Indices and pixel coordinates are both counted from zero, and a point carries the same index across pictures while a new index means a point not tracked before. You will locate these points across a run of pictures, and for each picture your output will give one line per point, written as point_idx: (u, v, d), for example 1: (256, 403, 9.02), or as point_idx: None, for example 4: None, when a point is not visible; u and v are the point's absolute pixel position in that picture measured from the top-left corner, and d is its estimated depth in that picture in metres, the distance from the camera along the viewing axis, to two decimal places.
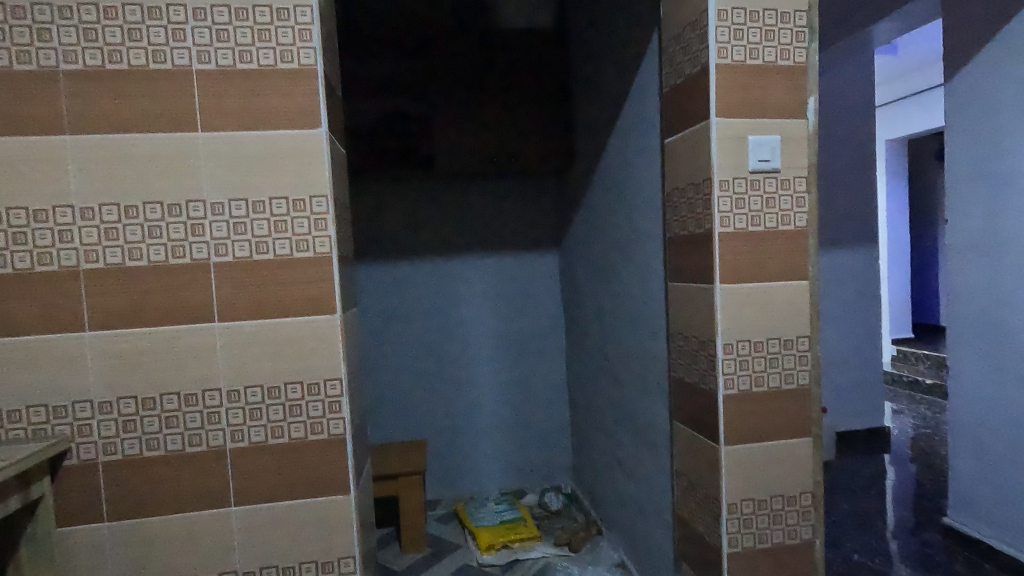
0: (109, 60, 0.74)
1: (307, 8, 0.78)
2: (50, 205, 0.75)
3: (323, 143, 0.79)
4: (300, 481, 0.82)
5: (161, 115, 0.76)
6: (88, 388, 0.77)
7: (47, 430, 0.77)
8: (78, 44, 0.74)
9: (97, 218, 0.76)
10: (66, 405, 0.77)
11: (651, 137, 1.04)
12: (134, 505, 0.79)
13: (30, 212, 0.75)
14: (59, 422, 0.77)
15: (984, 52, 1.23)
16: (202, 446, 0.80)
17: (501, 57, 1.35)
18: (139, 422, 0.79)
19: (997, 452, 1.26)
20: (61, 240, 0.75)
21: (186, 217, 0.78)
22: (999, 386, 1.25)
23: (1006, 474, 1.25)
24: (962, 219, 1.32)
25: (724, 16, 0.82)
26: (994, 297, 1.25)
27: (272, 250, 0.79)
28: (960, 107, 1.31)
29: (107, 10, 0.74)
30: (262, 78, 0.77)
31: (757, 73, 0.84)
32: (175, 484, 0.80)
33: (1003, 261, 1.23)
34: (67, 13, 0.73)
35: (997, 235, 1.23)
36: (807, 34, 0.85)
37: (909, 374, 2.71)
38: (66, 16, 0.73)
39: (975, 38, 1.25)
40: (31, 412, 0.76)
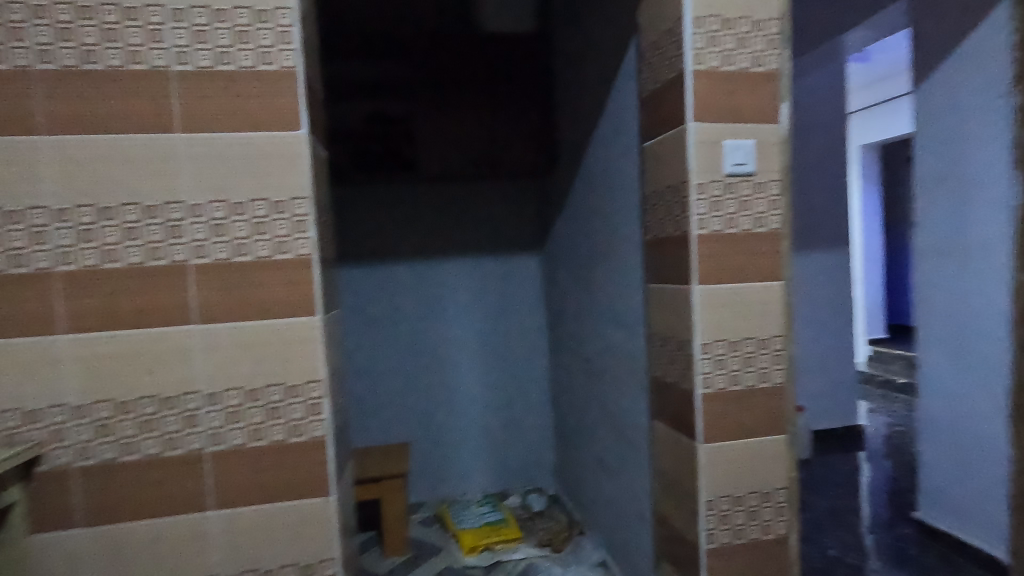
0: (85, 61, 0.74)
1: (287, 10, 0.78)
2: (23, 206, 0.74)
3: (304, 145, 0.79)
4: (280, 484, 0.82)
5: (138, 116, 0.75)
6: (63, 392, 0.76)
7: (21, 434, 0.76)
8: (53, 44, 0.73)
9: (72, 220, 0.75)
10: (40, 409, 0.76)
11: (630, 140, 1.05)
12: (109, 511, 0.78)
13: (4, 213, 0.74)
14: (32, 427, 0.76)
15: (951, 59, 1.27)
16: (180, 450, 0.79)
17: (482, 61, 1.36)
18: (115, 425, 0.78)
19: (967, 448, 1.30)
20: (35, 242, 0.74)
21: (165, 219, 0.77)
22: (966, 383, 1.29)
23: (975, 469, 1.28)
24: (930, 221, 1.36)
25: (700, 23, 0.84)
26: (962, 296, 1.29)
27: (251, 252, 0.79)
28: (929, 112, 1.34)
29: (82, 10, 0.73)
30: (242, 80, 0.77)
31: (732, 79, 0.86)
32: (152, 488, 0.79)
33: (970, 261, 1.26)
34: (41, 13, 0.73)
35: (964, 236, 1.27)
36: (780, 41, 0.88)
37: (883, 373, 2.77)
38: (41, 15, 0.73)
39: (942, 45, 1.29)
40: (4, 416, 0.75)
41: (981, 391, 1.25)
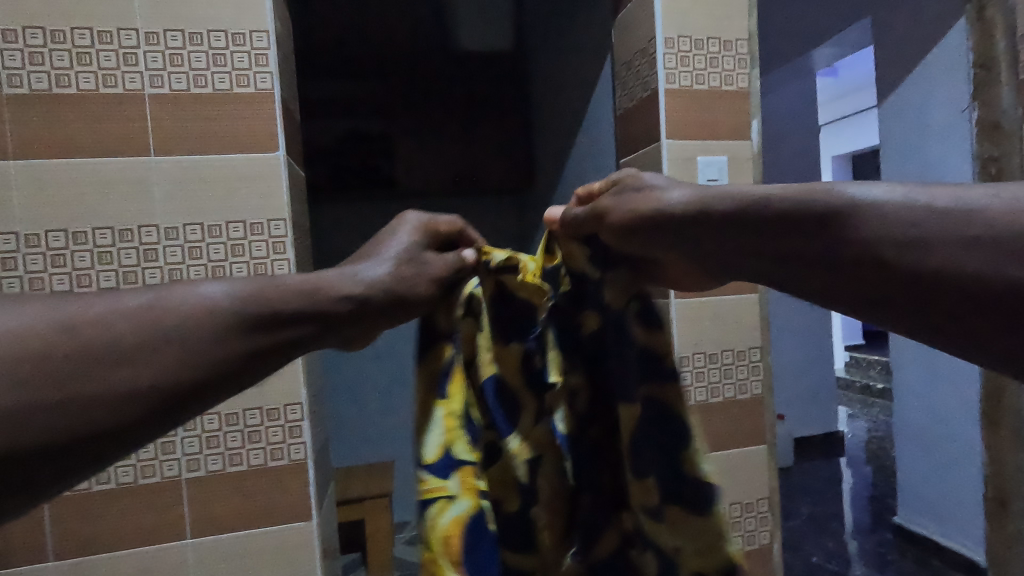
0: (56, 84, 0.73)
1: (263, 34, 0.78)
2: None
3: (282, 167, 0.79)
4: (258, 509, 0.81)
5: (111, 140, 0.75)
6: None
7: None
8: (23, 68, 0.72)
9: (42, 244, 0.74)
10: None
11: (607, 157, 1.07)
12: (80, 542, 0.76)
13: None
14: None
15: (914, 76, 1.32)
16: (156, 477, 0.78)
17: (459, 80, 1.37)
18: None
19: (941, 456, 1.32)
20: (4, 268, 0.73)
21: (138, 242, 0.76)
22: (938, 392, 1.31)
23: (949, 475, 1.30)
24: None
25: (671, 44, 0.86)
26: None
27: (228, 274, 0.79)
28: (897, 126, 1.39)
29: (53, 34, 0.73)
30: (218, 103, 0.77)
31: (704, 97, 0.88)
32: (126, 516, 0.77)
33: None
34: (11, 36, 0.72)
35: None
36: (748, 61, 0.91)
37: (860, 379, 2.82)
38: (11, 39, 0.72)
39: (904, 63, 1.34)
40: None
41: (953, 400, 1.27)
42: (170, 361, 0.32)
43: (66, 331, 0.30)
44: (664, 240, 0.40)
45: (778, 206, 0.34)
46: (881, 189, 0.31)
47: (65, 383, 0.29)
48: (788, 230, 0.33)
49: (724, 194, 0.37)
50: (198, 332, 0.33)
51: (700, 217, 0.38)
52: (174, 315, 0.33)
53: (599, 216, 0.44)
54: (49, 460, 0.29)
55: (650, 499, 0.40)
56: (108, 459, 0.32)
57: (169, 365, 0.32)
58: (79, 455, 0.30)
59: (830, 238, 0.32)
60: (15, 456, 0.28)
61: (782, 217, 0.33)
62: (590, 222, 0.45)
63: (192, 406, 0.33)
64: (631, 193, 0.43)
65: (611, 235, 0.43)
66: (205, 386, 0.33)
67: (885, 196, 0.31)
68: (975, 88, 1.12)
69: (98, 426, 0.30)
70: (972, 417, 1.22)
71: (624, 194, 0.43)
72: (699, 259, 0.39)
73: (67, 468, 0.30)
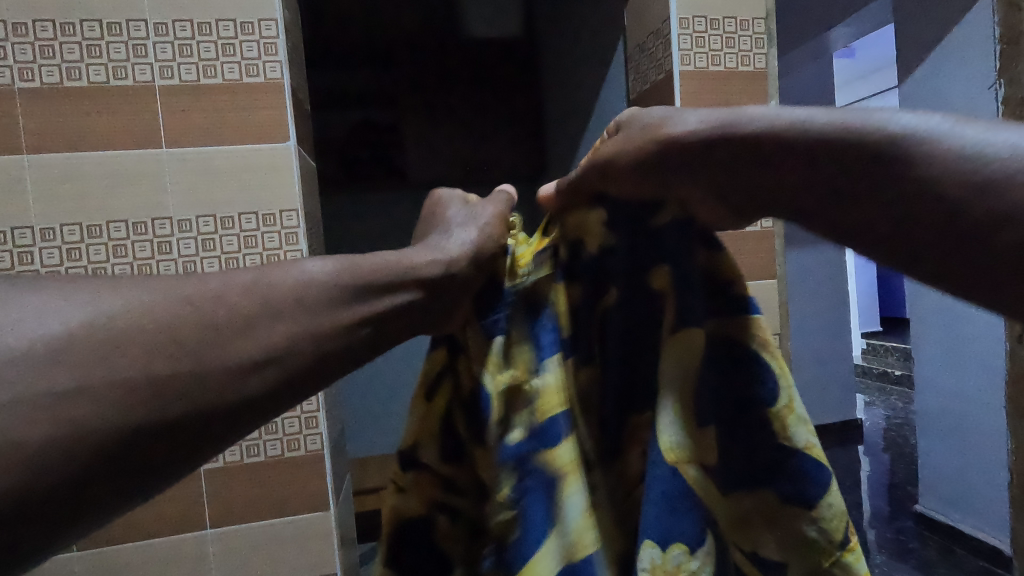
0: (67, 78, 0.73)
1: (272, 22, 0.77)
2: (7, 227, 0.73)
3: (293, 157, 0.79)
4: (277, 500, 0.81)
5: (123, 133, 0.75)
6: None
7: None
8: (34, 61, 0.72)
9: (57, 238, 0.74)
10: None
11: None
12: (104, 533, 0.77)
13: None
14: None
15: (936, 54, 1.28)
16: None
17: (470, 66, 1.35)
18: None
19: (966, 444, 1.29)
20: (21, 263, 0.74)
21: (152, 235, 0.76)
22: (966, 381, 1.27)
23: (974, 463, 1.28)
24: None
25: (686, 24, 0.84)
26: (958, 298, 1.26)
27: (242, 266, 0.78)
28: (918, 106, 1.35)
29: (63, 27, 0.72)
30: (228, 93, 0.76)
31: (720, 79, 0.86)
32: (148, 507, 0.78)
33: None
34: (22, 30, 0.72)
35: None
36: (766, 40, 0.88)
37: (879, 366, 2.79)
38: (22, 33, 0.72)
39: (926, 41, 1.31)
40: None
41: (977, 383, 1.24)
42: (281, 335, 0.32)
43: (187, 313, 0.30)
44: (685, 180, 0.37)
45: (810, 131, 0.32)
46: (918, 116, 0.30)
47: (186, 358, 0.29)
48: (829, 156, 0.31)
49: (753, 122, 0.34)
50: (304, 307, 0.34)
51: (724, 150, 0.35)
52: (283, 291, 0.33)
53: (608, 162, 0.40)
54: (172, 443, 0.28)
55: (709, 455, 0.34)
56: (222, 443, 0.30)
57: (280, 335, 0.32)
58: (196, 437, 0.29)
59: (875, 167, 0.30)
60: (140, 439, 0.27)
61: (819, 144, 0.31)
62: (597, 178, 0.41)
63: (298, 382, 0.33)
64: (639, 133, 0.39)
65: (619, 181, 0.39)
66: (310, 362, 0.33)
67: (924, 125, 0.29)
68: (1001, 65, 1.09)
69: (217, 402, 0.29)
70: (997, 401, 1.20)
71: (630, 139, 0.40)
72: (724, 197, 0.35)
73: (182, 454, 0.28)
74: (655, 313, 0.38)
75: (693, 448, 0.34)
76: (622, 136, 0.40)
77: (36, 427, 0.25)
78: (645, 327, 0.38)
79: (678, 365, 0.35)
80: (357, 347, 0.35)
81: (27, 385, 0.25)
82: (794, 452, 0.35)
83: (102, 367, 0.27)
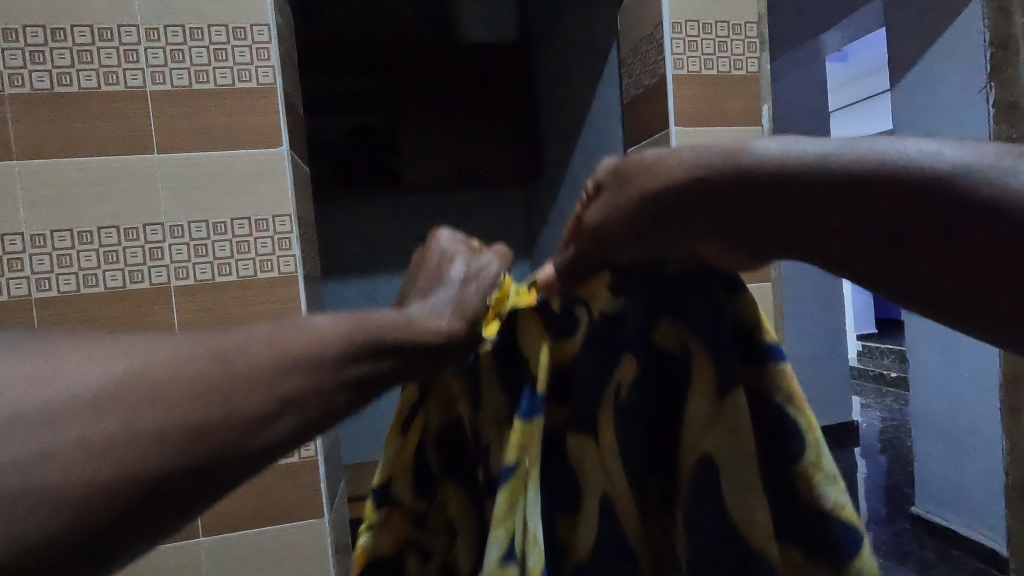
0: (58, 83, 0.72)
1: (264, 27, 0.77)
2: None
3: (286, 163, 0.78)
4: (271, 507, 0.80)
5: (113, 138, 0.74)
6: None
7: None
8: (25, 67, 0.72)
9: (48, 245, 0.73)
10: None
11: (614, 147, 1.05)
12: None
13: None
14: None
15: (929, 56, 1.29)
16: None
17: (463, 72, 1.35)
18: None
19: (963, 445, 1.30)
20: (10, 269, 0.73)
21: (144, 241, 0.75)
22: (960, 380, 1.28)
23: (971, 464, 1.28)
24: None
25: (679, 28, 0.84)
26: None
27: (235, 271, 0.78)
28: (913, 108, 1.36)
29: (54, 32, 0.72)
30: (220, 99, 0.76)
31: (712, 83, 0.87)
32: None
33: None
34: (11, 36, 0.71)
35: None
36: (758, 45, 0.88)
37: (874, 368, 2.80)
38: (12, 39, 0.71)
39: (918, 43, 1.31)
40: None
41: (973, 383, 1.25)
42: (300, 385, 0.30)
43: (194, 366, 0.28)
44: (691, 234, 0.34)
45: (834, 177, 0.28)
46: (951, 146, 0.27)
47: (196, 412, 0.27)
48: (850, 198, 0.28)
49: (774, 159, 0.30)
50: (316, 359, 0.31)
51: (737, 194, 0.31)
52: (299, 343, 0.31)
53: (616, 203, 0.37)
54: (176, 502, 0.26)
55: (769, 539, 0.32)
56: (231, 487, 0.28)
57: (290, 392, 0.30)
58: (203, 491, 0.27)
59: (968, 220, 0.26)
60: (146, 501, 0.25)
61: (841, 203, 0.28)
62: (594, 252, 0.38)
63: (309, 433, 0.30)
64: (639, 169, 0.36)
65: (619, 233, 0.37)
66: (326, 415, 0.31)
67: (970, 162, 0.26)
68: (991, 68, 1.10)
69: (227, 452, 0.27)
70: (992, 401, 1.20)
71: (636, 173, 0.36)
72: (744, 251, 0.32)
73: (188, 505, 0.27)
74: (672, 369, 0.36)
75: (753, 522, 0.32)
76: (618, 175, 0.37)
77: (48, 479, 0.23)
78: (668, 384, 0.36)
79: (732, 451, 0.33)
80: (359, 403, 0.33)
81: (23, 449, 0.23)
82: (824, 513, 0.33)
83: (103, 431, 0.25)
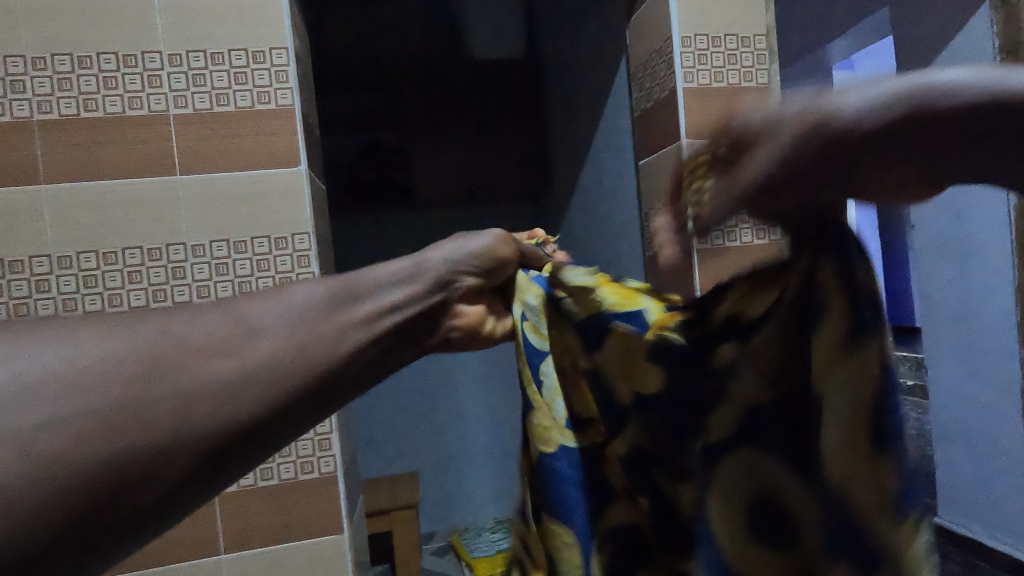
0: (130, 107, 0.75)
1: (283, 50, 0.78)
2: (73, 251, 0.75)
3: (304, 181, 0.79)
4: (295, 523, 0.81)
5: (137, 159, 0.76)
6: None
7: None
8: (98, 91, 0.74)
9: (120, 262, 0.76)
10: None
11: (625, 156, 1.05)
12: None
13: (29, 260, 0.74)
14: None
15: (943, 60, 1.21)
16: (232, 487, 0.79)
17: (472, 87, 1.38)
18: None
19: (984, 451, 1.29)
20: (85, 285, 0.75)
21: (210, 257, 0.78)
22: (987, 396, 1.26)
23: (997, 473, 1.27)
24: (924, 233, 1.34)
25: (688, 42, 0.86)
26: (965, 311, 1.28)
27: (255, 289, 0.79)
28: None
29: (125, 58, 0.75)
30: (239, 121, 0.78)
31: (724, 94, 0.88)
32: None
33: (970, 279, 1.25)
34: (74, 63, 0.74)
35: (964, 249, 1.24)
36: (768, 56, 0.90)
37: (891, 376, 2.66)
38: (64, 66, 0.74)
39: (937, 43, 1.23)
40: None
41: (996, 396, 1.24)
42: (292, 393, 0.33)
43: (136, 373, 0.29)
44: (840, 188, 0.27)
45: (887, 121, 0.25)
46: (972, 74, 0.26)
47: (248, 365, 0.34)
48: (940, 148, 0.26)
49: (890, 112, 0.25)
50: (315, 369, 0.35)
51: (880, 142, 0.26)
52: (324, 348, 0.35)
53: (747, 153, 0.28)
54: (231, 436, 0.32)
55: (887, 479, 0.26)
56: (283, 440, 0.34)
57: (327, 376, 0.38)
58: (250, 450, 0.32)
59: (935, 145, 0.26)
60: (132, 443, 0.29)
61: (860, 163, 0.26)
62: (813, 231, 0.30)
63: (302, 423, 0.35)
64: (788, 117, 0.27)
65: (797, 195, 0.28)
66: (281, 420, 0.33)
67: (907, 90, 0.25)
68: None
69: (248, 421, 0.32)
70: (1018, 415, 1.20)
71: (737, 152, 0.29)
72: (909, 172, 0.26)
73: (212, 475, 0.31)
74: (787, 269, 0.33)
75: (868, 498, 0.26)
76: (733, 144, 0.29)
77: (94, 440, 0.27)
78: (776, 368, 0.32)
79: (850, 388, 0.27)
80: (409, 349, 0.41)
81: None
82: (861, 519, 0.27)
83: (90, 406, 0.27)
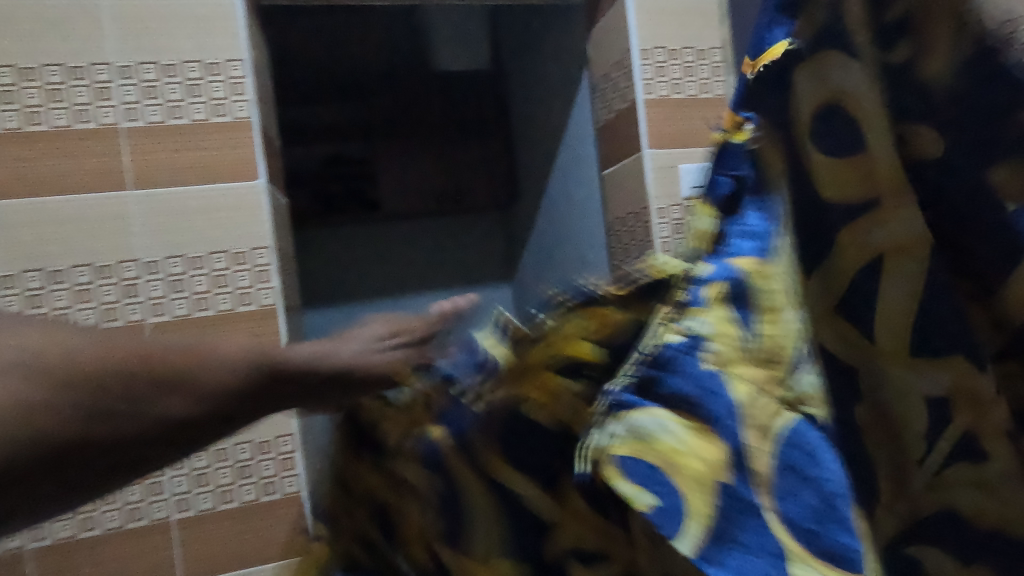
0: (77, 120, 0.73)
1: (239, 63, 0.77)
2: (18, 270, 0.72)
3: (263, 195, 0.78)
4: (261, 546, 0.78)
5: (86, 174, 0.73)
6: (164, 489, 0.75)
7: None
8: (43, 105, 0.72)
9: (67, 280, 0.73)
10: None
11: (589, 166, 1.06)
12: None
13: None
14: None
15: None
16: (189, 512, 0.76)
17: (437, 99, 1.37)
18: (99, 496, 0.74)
19: None
20: (31, 306, 0.72)
21: (165, 273, 0.75)
22: None
23: None
24: None
25: (647, 55, 0.88)
26: None
27: (213, 306, 0.77)
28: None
29: (72, 70, 0.72)
30: (195, 134, 0.76)
31: (682, 105, 0.90)
32: (89, 566, 0.74)
33: None
34: (21, 74, 0.71)
35: None
36: (724, 69, 0.93)
37: None
38: (6, 78, 0.71)
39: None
40: None
41: None
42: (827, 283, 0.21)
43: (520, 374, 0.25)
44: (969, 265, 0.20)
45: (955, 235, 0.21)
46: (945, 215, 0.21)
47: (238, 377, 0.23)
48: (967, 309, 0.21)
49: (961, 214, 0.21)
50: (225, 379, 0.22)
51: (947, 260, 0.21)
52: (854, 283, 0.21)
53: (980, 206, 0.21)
54: (172, 435, 0.21)
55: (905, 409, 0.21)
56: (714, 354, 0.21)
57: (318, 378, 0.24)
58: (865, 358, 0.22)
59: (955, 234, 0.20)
60: (14, 465, 0.19)
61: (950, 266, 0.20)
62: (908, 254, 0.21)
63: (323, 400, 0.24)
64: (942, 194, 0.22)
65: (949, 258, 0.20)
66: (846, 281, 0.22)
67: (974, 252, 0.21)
68: None
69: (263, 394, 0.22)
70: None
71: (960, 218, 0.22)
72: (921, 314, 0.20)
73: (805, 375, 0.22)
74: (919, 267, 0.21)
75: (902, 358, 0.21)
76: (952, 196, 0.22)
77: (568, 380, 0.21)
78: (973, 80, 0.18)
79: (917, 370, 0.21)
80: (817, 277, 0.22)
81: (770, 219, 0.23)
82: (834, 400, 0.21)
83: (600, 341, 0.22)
